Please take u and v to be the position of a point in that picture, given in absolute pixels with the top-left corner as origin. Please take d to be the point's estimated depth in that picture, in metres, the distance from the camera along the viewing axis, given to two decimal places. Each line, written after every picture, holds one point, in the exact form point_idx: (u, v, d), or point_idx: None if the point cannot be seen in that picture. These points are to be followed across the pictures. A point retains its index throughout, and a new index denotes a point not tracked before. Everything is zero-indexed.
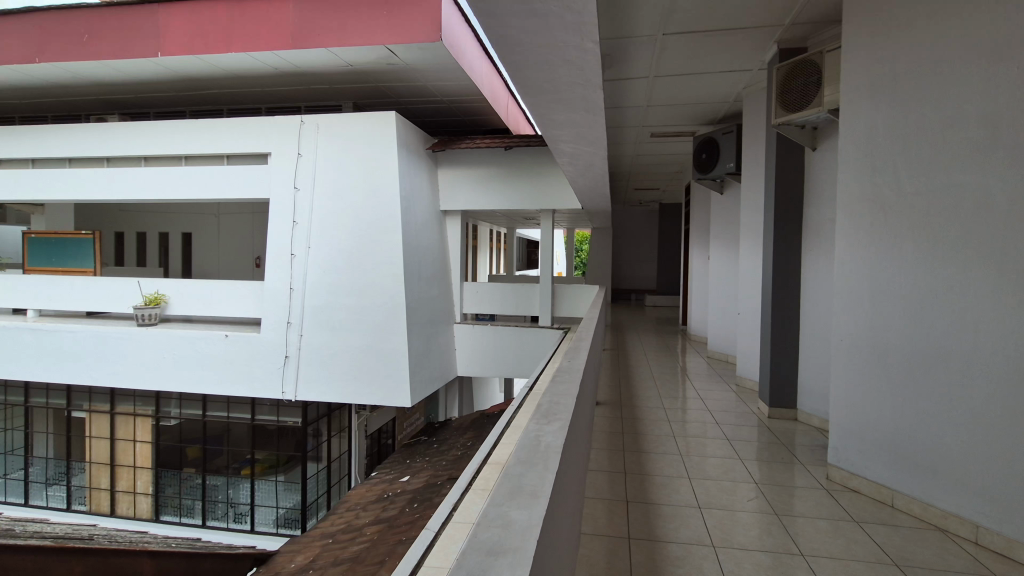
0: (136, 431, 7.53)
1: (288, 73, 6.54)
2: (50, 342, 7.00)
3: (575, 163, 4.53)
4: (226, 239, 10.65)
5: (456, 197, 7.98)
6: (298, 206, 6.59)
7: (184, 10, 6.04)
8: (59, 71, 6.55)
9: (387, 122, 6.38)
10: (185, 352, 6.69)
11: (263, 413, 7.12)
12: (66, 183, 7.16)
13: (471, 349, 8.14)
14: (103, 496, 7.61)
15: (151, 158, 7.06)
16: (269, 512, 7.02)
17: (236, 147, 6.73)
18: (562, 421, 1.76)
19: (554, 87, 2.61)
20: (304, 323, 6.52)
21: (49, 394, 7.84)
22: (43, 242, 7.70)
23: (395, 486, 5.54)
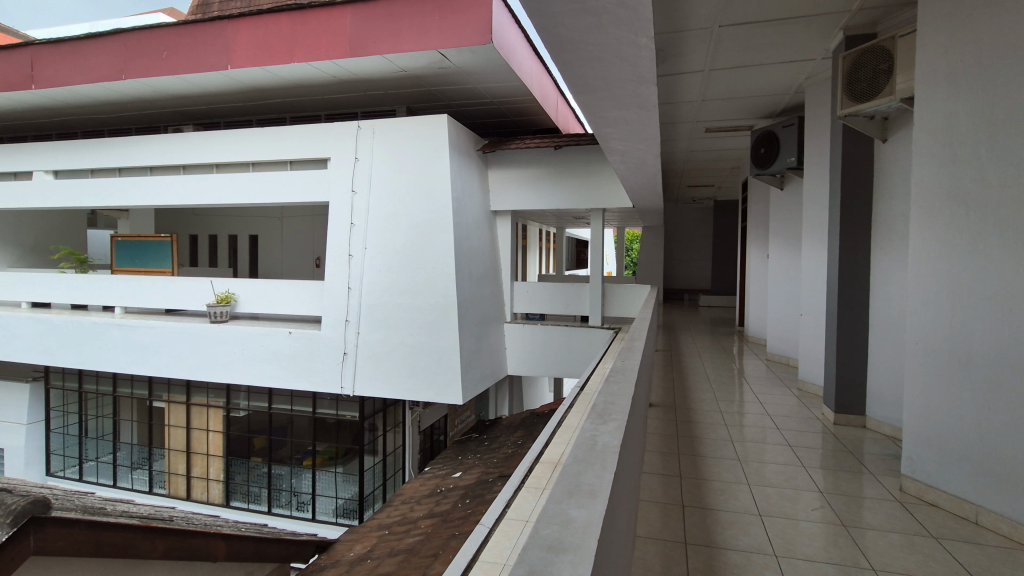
0: (208, 421, 8.02)
1: (346, 81, 6.80)
2: (134, 337, 7.58)
3: (628, 161, 4.47)
4: (289, 241, 11.19)
5: (506, 197, 8.05)
6: (355, 208, 6.84)
7: (251, 24, 6.38)
8: (141, 86, 7.06)
9: (439, 125, 6.51)
10: (251, 348, 7.09)
11: (323, 407, 7.43)
12: (148, 189, 7.72)
13: (521, 348, 8.18)
14: (180, 481, 8.18)
15: (222, 165, 7.52)
16: (329, 502, 7.33)
17: (298, 154, 7.06)
18: (618, 422, 1.75)
19: (607, 85, 2.59)
20: (361, 321, 6.75)
21: (133, 385, 8.49)
22: (129, 245, 8.36)
23: (447, 481, 5.65)
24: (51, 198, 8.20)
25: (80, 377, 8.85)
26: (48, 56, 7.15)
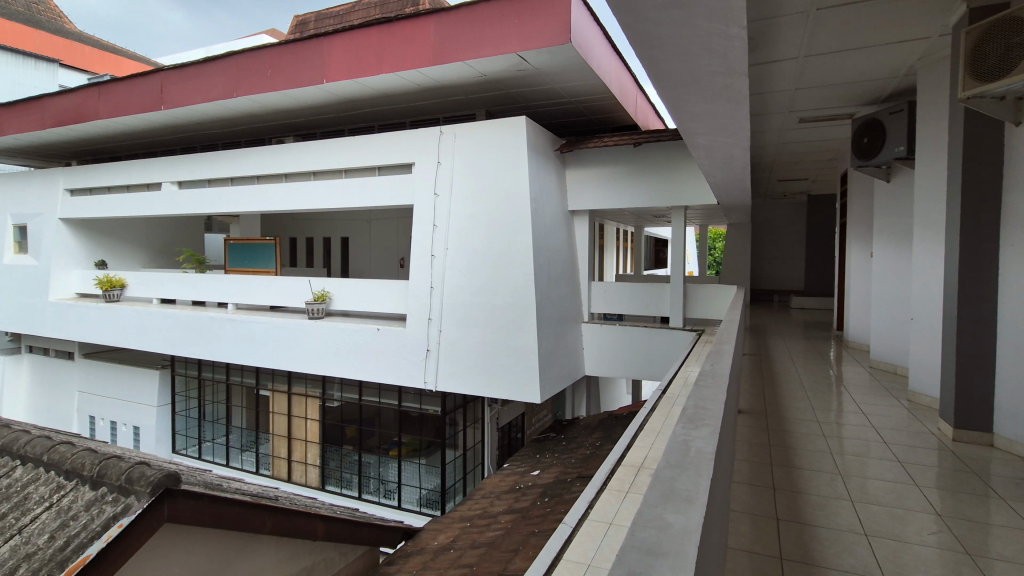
0: (307, 409, 8.65)
1: (429, 88, 7.07)
2: (243, 331, 8.34)
3: (713, 157, 4.30)
4: (376, 242, 11.83)
5: (585, 197, 7.99)
6: (437, 211, 7.09)
7: (344, 39, 6.80)
8: (250, 103, 7.75)
9: (518, 126, 6.59)
10: (343, 343, 7.57)
11: (408, 401, 7.76)
12: (255, 196, 8.44)
13: (599, 350, 8.10)
14: (282, 463, 8.92)
15: (318, 172, 8.08)
16: (414, 492, 7.67)
17: (386, 159, 7.44)
18: (711, 427, 1.70)
19: (694, 78, 2.51)
20: (443, 319, 6.99)
21: (243, 374, 9.34)
22: (240, 247, 9.24)
23: (526, 478, 5.73)
24: (175, 206, 9.18)
25: (199, 366, 9.85)
26: (172, 80, 8.02)
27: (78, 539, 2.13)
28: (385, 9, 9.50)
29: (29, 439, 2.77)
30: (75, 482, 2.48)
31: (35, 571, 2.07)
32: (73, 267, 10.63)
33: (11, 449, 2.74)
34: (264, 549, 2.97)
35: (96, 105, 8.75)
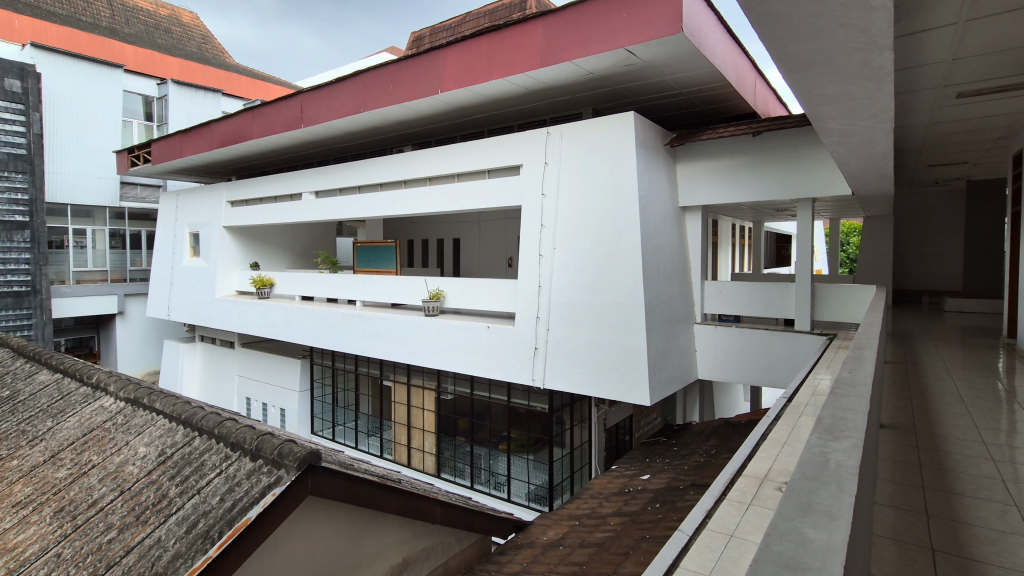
0: (424, 400, 9.22)
1: (536, 90, 7.19)
2: (368, 327, 9.10)
3: (849, 142, 3.88)
4: (485, 243, 12.27)
5: (699, 191, 7.63)
6: (545, 211, 7.18)
7: (456, 49, 7.13)
8: (374, 116, 8.43)
9: (625, 123, 6.48)
10: (455, 340, 7.95)
11: (517, 396, 7.94)
12: (377, 202, 9.14)
13: (714, 353, 7.70)
14: (402, 449, 9.61)
15: (434, 178, 8.57)
16: (523, 486, 7.89)
17: (496, 162, 7.67)
18: (853, 440, 1.56)
19: (826, 58, 2.30)
20: (551, 318, 7.06)
21: (368, 365, 10.20)
22: (366, 250, 10.11)
23: (635, 482, 5.62)
24: (312, 213, 10.25)
25: (333, 356, 10.91)
26: (310, 101, 8.97)
27: (242, 503, 2.46)
28: (494, 17, 9.82)
29: (203, 414, 3.25)
30: (238, 454, 2.87)
31: (210, 527, 2.42)
32: (233, 268, 12.31)
33: (190, 422, 3.23)
34: (388, 528, 3.22)
35: (250, 127, 10.03)
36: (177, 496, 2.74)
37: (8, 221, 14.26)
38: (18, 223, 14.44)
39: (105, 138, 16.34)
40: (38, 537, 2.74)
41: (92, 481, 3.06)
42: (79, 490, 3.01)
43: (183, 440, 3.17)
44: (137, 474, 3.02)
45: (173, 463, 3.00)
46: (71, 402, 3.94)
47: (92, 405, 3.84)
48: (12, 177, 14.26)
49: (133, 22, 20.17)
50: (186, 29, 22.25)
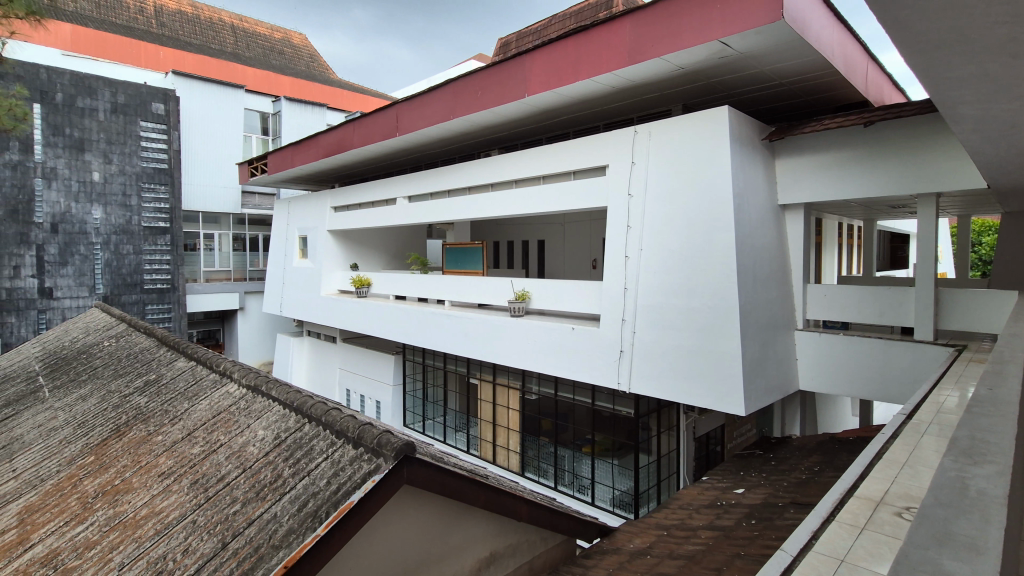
0: (509, 399, 9.37)
1: (623, 89, 7.07)
2: (456, 326, 9.41)
3: (985, 129, 3.44)
4: (570, 244, 12.23)
5: (801, 188, 7.10)
6: (632, 212, 7.04)
7: (542, 53, 7.19)
8: (463, 122, 8.71)
9: (719, 118, 6.20)
10: (540, 340, 8.01)
11: (601, 399, 7.84)
12: (466, 205, 9.43)
13: (816, 361, 7.15)
14: (488, 446, 9.87)
15: (520, 180, 8.70)
16: (607, 491, 7.80)
17: (582, 163, 7.64)
18: (999, 466, 1.39)
19: (960, 37, 2.06)
20: (637, 320, 6.90)
21: (456, 363, 10.57)
22: (455, 251, 10.48)
23: (728, 496, 5.35)
24: (404, 217, 10.79)
25: (423, 353, 11.39)
26: (404, 111, 9.44)
27: (346, 487, 2.65)
28: (580, 18, 9.77)
29: (312, 403, 3.54)
30: (342, 441, 3.08)
31: (318, 507, 2.62)
32: (335, 268, 13.26)
33: (302, 410, 3.53)
34: (476, 523, 3.31)
35: (351, 138, 10.76)
36: (290, 476, 3.00)
37: (153, 227, 16.40)
38: (161, 229, 16.53)
39: (229, 152, 18.24)
40: (179, 504, 3.11)
41: (221, 458, 3.43)
42: (211, 465, 3.39)
43: (296, 425, 3.47)
44: (257, 454, 3.34)
45: (287, 446, 3.29)
46: (203, 387, 4.45)
47: (220, 390, 4.31)
48: (156, 189, 16.39)
49: (252, 46, 22.50)
50: (296, 49, 24.34)
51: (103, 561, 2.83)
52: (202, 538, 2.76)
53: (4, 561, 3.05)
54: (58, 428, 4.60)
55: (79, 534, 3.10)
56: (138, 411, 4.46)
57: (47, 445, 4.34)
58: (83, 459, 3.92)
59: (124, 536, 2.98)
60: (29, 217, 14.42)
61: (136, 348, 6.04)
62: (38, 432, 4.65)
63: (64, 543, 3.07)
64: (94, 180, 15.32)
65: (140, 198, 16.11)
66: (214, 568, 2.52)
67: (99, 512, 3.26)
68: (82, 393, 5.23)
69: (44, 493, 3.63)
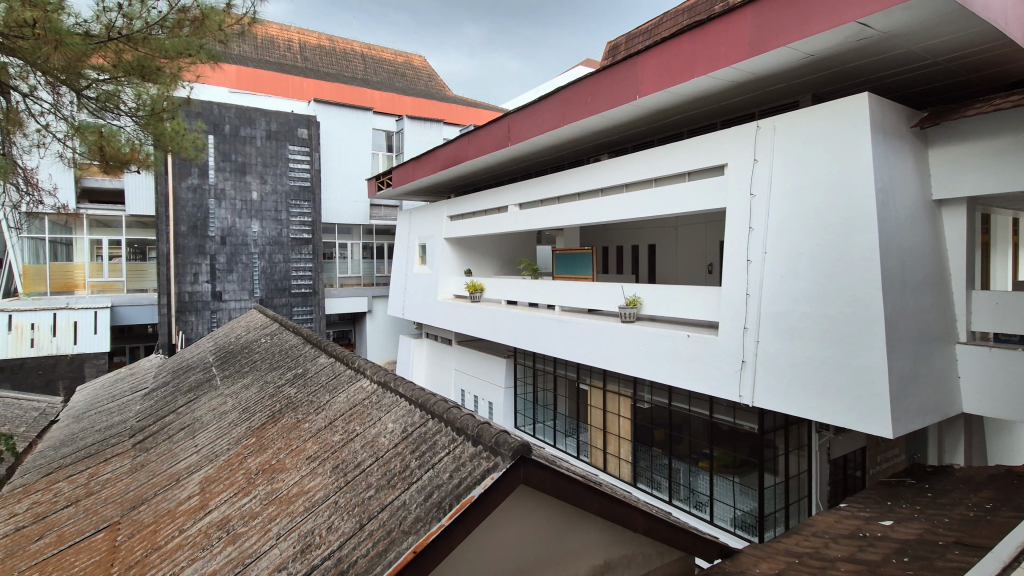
0: (620, 407, 9.20)
1: (744, 83, 6.67)
2: (566, 331, 9.45)
3: None
4: (683, 248, 11.73)
5: (963, 181, 6.18)
6: (754, 213, 6.59)
7: (654, 52, 7.01)
8: (573, 129, 8.76)
9: (857, 106, 5.61)
10: (653, 348, 7.77)
11: (720, 412, 7.42)
12: (575, 210, 9.47)
13: (985, 380, 6.16)
14: (599, 454, 9.78)
15: (631, 184, 8.55)
16: (727, 510, 7.35)
17: (698, 164, 7.33)
18: None
19: None
20: (761, 328, 6.43)
21: (566, 368, 10.62)
22: (565, 257, 10.56)
23: (872, 527, 4.78)
24: (515, 224, 11.08)
25: (533, 357, 11.58)
26: (516, 121, 9.70)
27: (467, 481, 2.77)
28: (693, 13, 9.40)
29: (435, 400, 3.77)
30: (463, 438, 3.24)
31: (442, 498, 2.78)
32: (451, 274, 13.95)
33: (425, 406, 3.76)
34: (591, 529, 3.30)
35: (466, 150, 11.30)
36: (417, 467, 3.22)
37: (298, 238, 18.51)
38: (304, 240, 18.61)
39: (360, 168, 20.04)
40: (323, 485, 3.47)
41: (357, 446, 3.77)
42: (349, 452, 3.74)
43: (420, 421, 3.71)
44: (388, 445, 3.63)
45: (413, 440, 3.53)
46: (341, 381, 4.93)
47: (354, 385, 4.75)
48: (301, 206, 18.55)
49: (379, 71, 24.60)
50: (416, 71, 26.17)
51: (264, 530, 3.24)
52: (343, 518, 3.05)
53: (191, 521, 3.62)
54: (227, 412, 5.37)
55: (246, 505, 3.58)
56: (288, 400, 5.06)
57: (219, 426, 5.07)
58: (247, 440, 4.53)
59: (279, 510, 3.38)
60: (205, 231, 16.93)
61: (287, 344, 6.87)
62: (213, 414, 5.46)
63: (234, 510, 3.57)
64: (252, 199, 17.68)
65: (288, 213, 18.31)
66: (354, 547, 2.76)
67: (260, 487, 3.74)
68: (245, 383, 6.05)
69: (217, 467, 4.25)
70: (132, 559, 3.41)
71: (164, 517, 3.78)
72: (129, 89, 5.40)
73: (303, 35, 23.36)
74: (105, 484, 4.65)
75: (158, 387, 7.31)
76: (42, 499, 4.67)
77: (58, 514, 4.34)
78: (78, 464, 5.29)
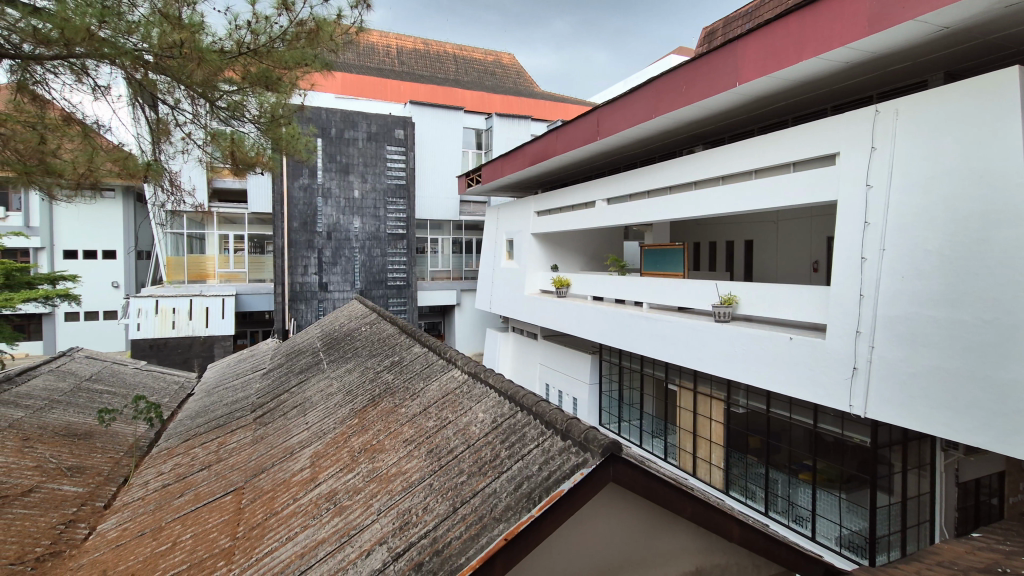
0: (712, 410, 8.81)
1: (861, 63, 6.09)
2: (654, 329, 9.19)
3: None
4: (785, 245, 10.95)
5: None
6: (871, 205, 6.02)
7: (758, 36, 6.59)
8: (666, 120, 8.46)
9: (1003, 81, 4.89)
10: (750, 350, 7.36)
11: (826, 422, 6.87)
12: (668, 204, 9.15)
13: None
14: (688, 457, 9.47)
15: (729, 177, 8.13)
16: (832, 528, 6.82)
17: (805, 154, 6.83)
18: None
19: None
20: (876, 333, 5.86)
21: (654, 367, 10.34)
22: (654, 253, 10.26)
23: (1014, 563, 4.21)
24: (603, 219, 10.93)
25: (620, 354, 11.39)
26: (606, 114, 9.54)
27: (557, 475, 2.80)
28: None
29: (524, 393, 3.83)
30: (552, 431, 3.27)
31: (531, 489, 2.82)
32: (537, 269, 14.03)
33: (515, 398, 3.84)
34: (682, 533, 3.20)
35: (555, 145, 11.29)
36: (507, 457, 3.30)
37: (394, 234, 19.54)
38: (399, 235, 19.61)
39: (450, 166, 20.74)
40: (420, 467, 3.66)
41: (450, 433, 3.93)
42: (442, 438, 3.91)
43: (510, 412, 3.79)
44: (479, 433, 3.74)
45: (503, 430, 3.62)
46: (435, 370, 5.16)
47: (447, 374, 4.94)
48: (397, 203, 19.54)
49: (470, 71, 25.27)
50: (505, 68, 26.57)
51: (366, 505, 3.48)
52: (438, 500, 3.20)
53: (303, 492, 3.96)
54: (333, 393, 5.82)
55: (351, 480, 3.87)
56: (387, 386, 5.38)
57: (327, 406, 5.51)
58: (351, 420, 4.88)
59: (380, 488, 3.61)
60: (314, 227, 18.37)
61: (385, 333, 7.29)
62: (321, 395, 5.94)
63: (340, 485, 3.87)
64: (354, 197, 18.90)
65: (388, 209, 19.26)
66: (448, 528, 2.88)
67: (363, 465, 4.02)
68: (348, 368, 6.51)
69: (326, 443, 4.62)
70: (255, 520, 3.81)
71: (281, 486, 4.18)
72: (254, 97, 5.96)
73: (400, 40, 24.51)
74: (232, 452, 5.23)
75: (274, 368, 8.08)
76: (183, 462, 5.36)
77: (195, 476, 4.95)
78: (210, 432, 5.99)
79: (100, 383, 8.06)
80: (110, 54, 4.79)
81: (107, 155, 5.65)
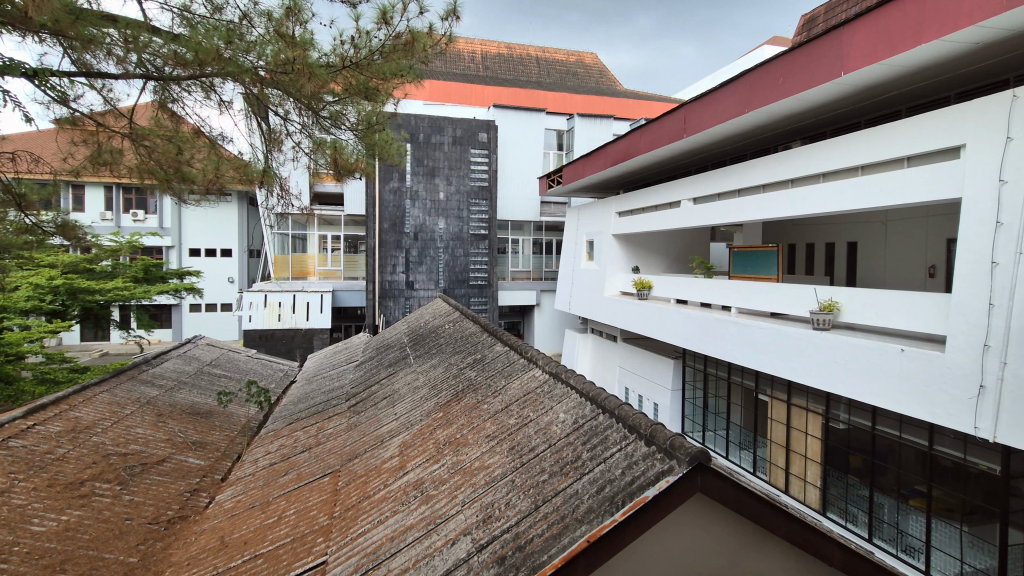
0: (808, 424, 8.23)
1: (994, 43, 5.41)
2: (744, 335, 8.73)
3: None
4: (894, 248, 10.00)
5: None
6: (1005, 203, 5.32)
7: (868, 20, 6.06)
8: (760, 115, 8.00)
9: None
10: (854, 361, 6.78)
11: (944, 445, 6.18)
12: (760, 204, 8.65)
13: None
14: (780, 473, 8.94)
15: (830, 174, 7.58)
16: (950, 563, 6.12)
17: (924, 147, 6.19)
18: None
19: None
20: (1009, 347, 5.17)
21: (743, 376, 9.83)
22: (744, 255, 9.74)
23: None
24: (688, 219, 10.54)
25: (705, 361, 10.94)
26: (693, 111, 9.18)
27: (640, 481, 2.74)
28: None
29: (606, 395, 3.79)
30: (635, 436, 3.21)
31: (615, 494, 2.78)
32: (617, 270, 13.80)
33: (597, 401, 3.80)
34: (775, 552, 3.00)
35: (638, 144, 11.04)
36: (588, 459, 3.28)
37: (477, 235, 20.01)
38: (480, 236, 20.06)
39: (531, 168, 20.92)
40: (502, 463, 3.74)
41: (530, 432, 3.97)
42: (523, 436, 3.96)
43: (591, 414, 3.76)
44: (561, 434, 3.75)
45: (585, 432, 3.60)
46: (516, 369, 5.24)
47: (528, 373, 5.00)
48: (479, 204, 19.98)
49: (551, 73, 25.34)
50: (587, 68, 26.37)
51: (451, 496, 3.61)
52: (520, 497, 3.25)
53: (391, 479, 4.18)
54: (419, 387, 6.09)
55: (436, 471, 4.03)
56: (470, 382, 5.54)
57: (414, 398, 5.77)
58: (435, 414, 5.08)
59: (464, 481, 3.73)
60: (402, 228, 19.26)
61: (468, 331, 7.50)
62: (408, 388, 6.24)
63: (426, 475, 4.04)
64: (439, 199, 19.58)
65: (469, 211, 19.88)
66: (530, 525, 2.92)
67: (447, 457, 4.17)
68: (433, 363, 6.77)
69: (413, 434, 4.84)
70: (350, 502, 4.07)
71: (372, 472, 4.43)
72: (352, 107, 6.38)
73: (485, 45, 25.09)
74: (329, 437, 5.62)
75: (366, 360, 8.58)
76: (286, 443, 5.84)
77: (297, 457, 5.38)
78: (310, 418, 6.48)
79: (218, 368, 8.98)
80: (234, 72, 5.32)
81: (229, 164, 6.29)
